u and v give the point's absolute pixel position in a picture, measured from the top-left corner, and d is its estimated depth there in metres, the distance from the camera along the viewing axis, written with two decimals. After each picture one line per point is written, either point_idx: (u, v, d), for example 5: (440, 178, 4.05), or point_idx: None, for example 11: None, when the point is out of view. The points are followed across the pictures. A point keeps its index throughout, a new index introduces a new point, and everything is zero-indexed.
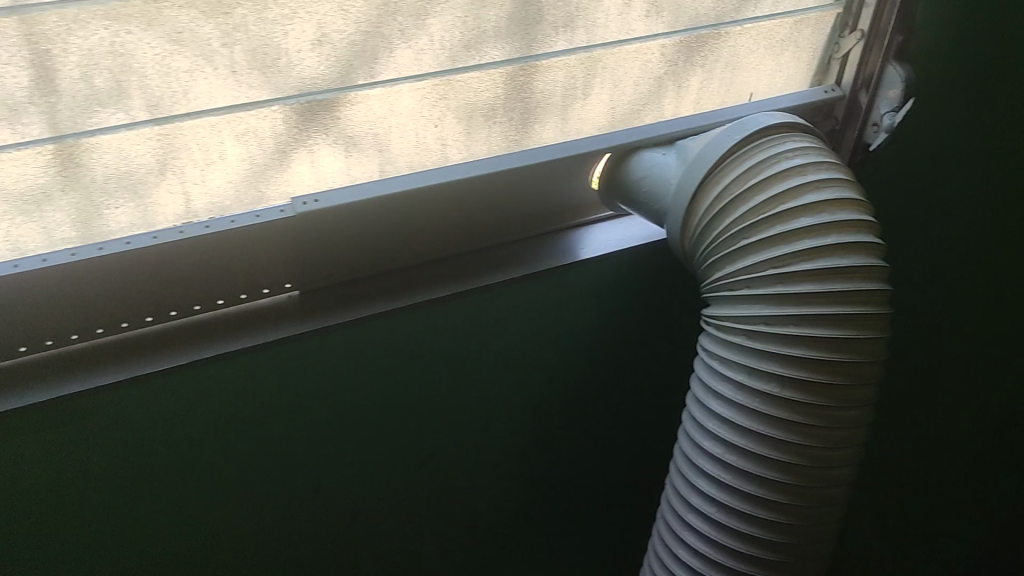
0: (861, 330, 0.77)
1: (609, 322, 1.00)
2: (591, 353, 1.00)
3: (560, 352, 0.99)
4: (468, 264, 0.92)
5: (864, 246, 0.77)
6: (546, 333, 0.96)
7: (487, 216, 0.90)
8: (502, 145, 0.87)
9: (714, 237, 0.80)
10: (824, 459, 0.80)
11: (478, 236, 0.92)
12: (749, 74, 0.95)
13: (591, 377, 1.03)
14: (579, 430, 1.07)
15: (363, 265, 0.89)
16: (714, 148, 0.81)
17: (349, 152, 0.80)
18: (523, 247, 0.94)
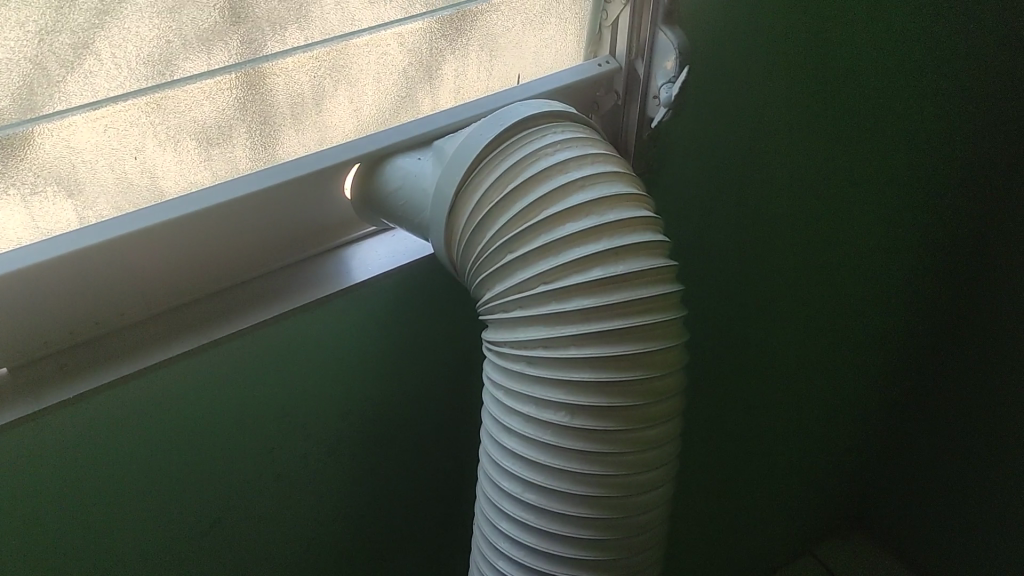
0: (651, 343, 0.68)
1: (401, 353, 0.87)
2: (384, 387, 0.88)
3: (348, 396, 0.86)
4: (223, 306, 0.77)
5: (644, 246, 0.68)
6: (328, 377, 0.83)
7: (227, 252, 0.76)
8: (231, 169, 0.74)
9: (479, 253, 0.70)
10: (633, 487, 0.71)
11: (222, 275, 0.77)
12: (510, 54, 0.85)
13: (393, 413, 0.91)
14: (388, 467, 0.95)
15: (84, 326, 0.72)
16: (468, 147, 0.71)
17: (29, 201, 0.65)
18: (287, 280, 0.80)
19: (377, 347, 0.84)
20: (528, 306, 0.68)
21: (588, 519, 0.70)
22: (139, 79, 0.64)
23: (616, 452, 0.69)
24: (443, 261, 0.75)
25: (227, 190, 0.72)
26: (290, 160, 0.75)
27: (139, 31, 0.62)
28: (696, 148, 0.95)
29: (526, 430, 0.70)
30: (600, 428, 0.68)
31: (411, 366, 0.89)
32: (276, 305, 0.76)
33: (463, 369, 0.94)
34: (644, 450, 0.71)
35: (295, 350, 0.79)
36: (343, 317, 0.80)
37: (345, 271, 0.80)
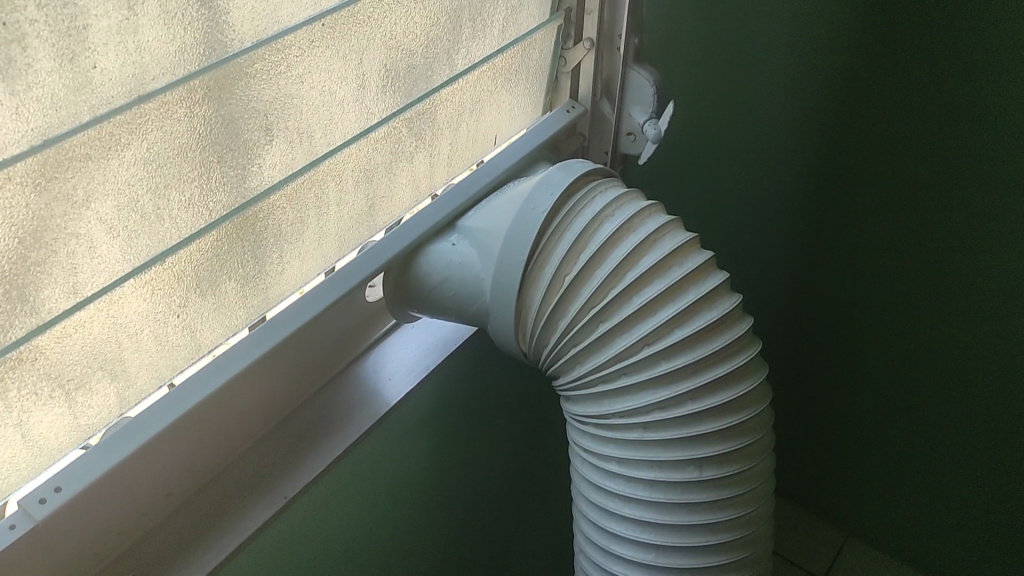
0: (751, 380, 0.68)
1: (452, 453, 0.80)
2: (441, 494, 0.81)
3: (411, 513, 0.78)
4: (286, 442, 0.68)
5: (726, 287, 0.68)
6: (391, 496, 0.75)
7: (270, 394, 0.67)
8: (263, 302, 0.65)
9: (565, 329, 0.67)
10: (753, 522, 0.71)
11: (266, 419, 0.68)
12: (490, 116, 0.80)
13: (449, 521, 0.84)
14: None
15: (159, 503, 0.61)
16: (525, 223, 0.67)
17: (73, 399, 0.54)
18: (335, 400, 0.72)
19: (427, 461, 0.77)
20: (631, 372, 0.66)
21: (722, 563, 0.71)
22: (182, 227, 0.55)
23: (741, 492, 0.69)
24: (502, 346, 0.71)
25: (280, 328, 0.63)
26: (323, 280, 0.67)
27: (181, 171, 0.53)
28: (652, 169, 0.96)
29: (652, 494, 0.68)
30: (727, 473, 0.68)
31: (461, 465, 0.82)
32: (346, 431, 0.69)
33: (496, 464, 0.88)
34: (758, 484, 0.71)
35: (355, 485, 0.71)
36: (392, 436, 0.73)
37: (384, 385, 0.73)
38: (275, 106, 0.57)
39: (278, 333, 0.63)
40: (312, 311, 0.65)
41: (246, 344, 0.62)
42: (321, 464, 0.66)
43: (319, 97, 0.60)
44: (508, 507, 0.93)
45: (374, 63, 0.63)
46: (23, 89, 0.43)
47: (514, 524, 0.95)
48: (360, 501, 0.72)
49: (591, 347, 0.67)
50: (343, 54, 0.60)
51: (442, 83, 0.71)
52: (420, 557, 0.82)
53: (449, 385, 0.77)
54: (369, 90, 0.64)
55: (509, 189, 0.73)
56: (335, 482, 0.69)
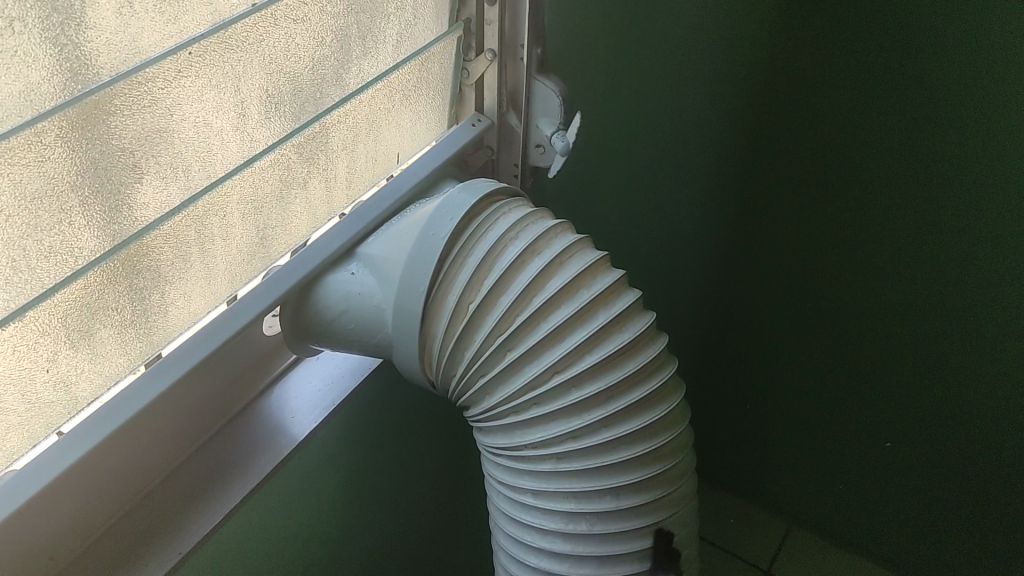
0: (667, 402, 0.66)
1: (364, 487, 0.77)
2: (354, 530, 0.78)
3: (322, 552, 0.75)
4: (186, 489, 0.64)
5: (638, 306, 0.66)
6: (301, 539, 0.72)
7: (159, 442, 0.63)
8: (147, 348, 0.61)
9: (472, 360, 0.64)
10: (677, 547, 0.70)
11: (157, 469, 0.64)
12: (391, 135, 0.77)
13: (366, 554, 0.81)
14: None
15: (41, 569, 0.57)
16: (424, 248, 0.64)
17: None
18: (237, 439, 0.68)
19: (338, 497, 0.74)
20: (542, 402, 0.63)
21: None
22: (43, 279, 0.51)
23: (661, 518, 0.67)
24: (410, 377, 0.68)
25: (164, 375, 0.60)
26: (213, 320, 0.63)
27: (38, 218, 0.49)
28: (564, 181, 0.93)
29: (571, 527, 0.66)
30: (646, 500, 0.66)
31: (375, 498, 0.79)
32: (251, 471, 0.65)
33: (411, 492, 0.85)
34: (679, 507, 0.69)
35: (261, 533, 0.67)
36: (300, 477, 0.69)
37: (288, 422, 0.69)
38: (139, 143, 0.53)
39: (164, 378, 0.60)
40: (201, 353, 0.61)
41: (127, 394, 0.58)
42: (220, 512, 0.63)
43: (194, 130, 0.57)
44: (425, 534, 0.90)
45: (255, 88, 0.60)
46: None
47: (434, 549, 0.93)
48: (268, 551, 0.69)
49: (500, 378, 0.64)
50: (217, 82, 0.57)
51: (334, 104, 0.68)
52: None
53: (358, 420, 0.74)
54: (251, 116, 0.61)
55: (411, 213, 0.69)
56: (239, 532, 0.65)
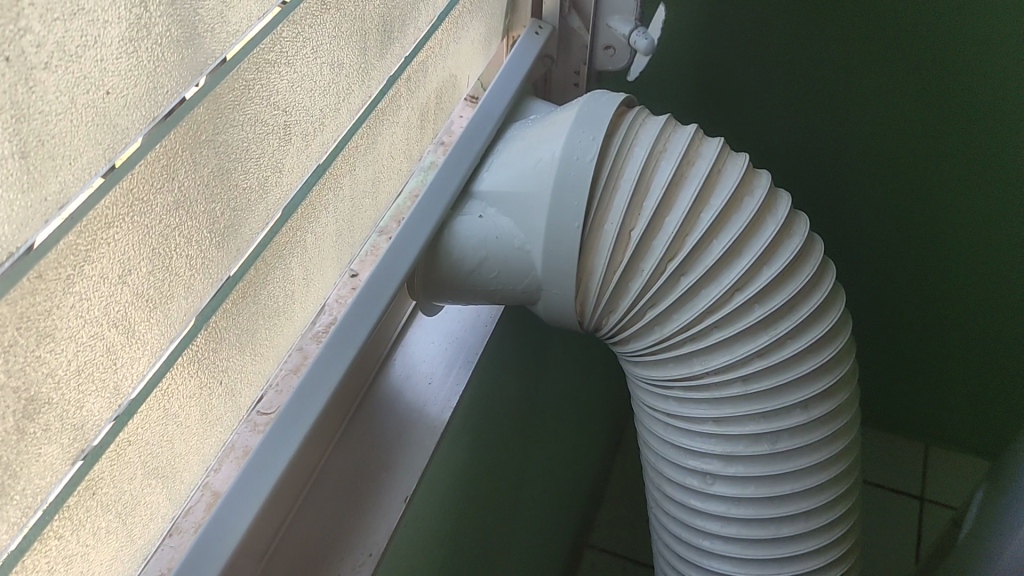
0: (838, 305, 0.62)
1: (485, 435, 0.72)
2: (479, 479, 0.73)
3: (457, 508, 0.70)
4: (347, 475, 0.57)
5: (795, 210, 0.62)
6: (445, 502, 0.66)
7: (324, 428, 0.55)
8: (294, 332, 0.53)
9: (643, 289, 0.59)
10: (852, 449, 0.66)
11: (320, 456, 0.56)
12: (462, 53, 0.69)
13: (485, 501, 0.77)
14: (488, 552, 0.81)
15: None
16: (574, 178, 0.57)
17: (143, 502, 0.42)
18: (380, 415, 0.61)
19: (469, 451, 0.69)
20: (725, 323, 0.58)
21: (828, 501, 0.65)
22: (213, 276, 0.42)
23: (841, 423, 0.64)
24: (560, 320, 0.63)
25: (341, 356, 0.52)
26: (367, 282, 0.55)
27: (212, 205, 0.41)
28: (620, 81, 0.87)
29: (758, 450, 0.62)
30: (831, 407, 0.62)
31: (492, 441, 0.74)
32: (414, 447, 0.59)
33: (512, 440, 0.80)
34: (852, 410, 0.65)
35: (423, 508, 0.62)
36: (447, 443, 0.63)
37: (426, 390, 0.63)
38: (287, 100, 0.44)
39: (336, 365, 0.51)
40: (366, 330, 0.53)
41: (311, 383, 0.50)
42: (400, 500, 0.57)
43: (328, 74, 0.48)
44: (517, 481, 0.85)
45: (374, 17, 0.51)
46: (64, 144, 0.31)
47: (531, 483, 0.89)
48: (422, 532, 0.63)
49: (674, 307, 0.59)
50: (346, 12, 0.48)
51: (429, 25, 0.59)
52: (466, 545, 0.74)
53: (485, 372, 0.68)
54: (370, 49, 0.52)
55: (528, 137, 0.62)
56: (408, 521, 0.59)
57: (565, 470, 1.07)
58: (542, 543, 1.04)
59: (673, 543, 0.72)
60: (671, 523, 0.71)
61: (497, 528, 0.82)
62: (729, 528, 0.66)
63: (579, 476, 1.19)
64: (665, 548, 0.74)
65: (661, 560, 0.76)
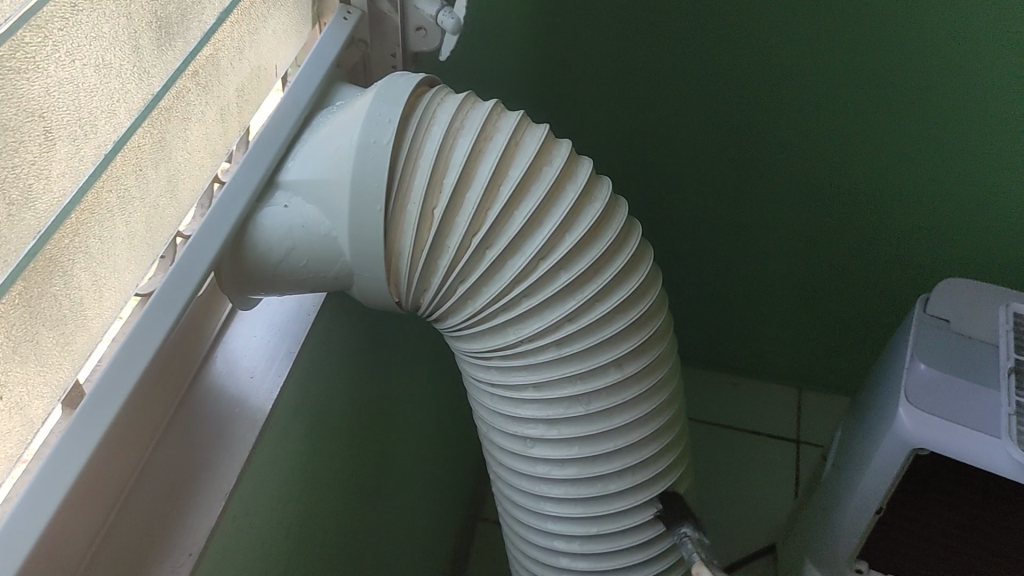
0: (645, 265, 0.65)
1: (326, 422, 0.72)
2: (324, 467, 0.73)
3: (301, 498, 0.70)
4: (167, 477, 0.57)
5: (596, 176, 0.63)
6: (283, 491, 0.67)
7: (136, 426, 0.55)
8: (95, 333, 0.52)
9: (450, 265, 0.60)
10: (673, 402, 0.69)
11: (136, 454, 0.56)
12: (267, 44, 0.68)
13: (338, 487, 0.77)
14: (349, 537, 0.82)
15: None
16: (372, 161, 0.57)
17: None
18: (200, 414, 0.61)
19: (307, 440, 0.69)
20: (533, 291, 0.60)
21: (653, 454, 0.68)
22: None
23: (659, 377, 0.66)
24: (378, 304, 0.63)
25: (142, 348, 0.51)
26: (168, 277, 0.55)
27: None
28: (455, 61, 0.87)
29: (580, 410, 0.64)
30: (647, 362, 0.65)
31: (336, 429, 0.75)
32: (233, 444, 0.59)
33: (363, 424, 0.81)
34: (670, 363, 0.68)
35: (254, 499, 0.62)
36: (274, 433, 0.64)
37: (249, 383, 0.63)
38: (44, 104, 0.44)
39: (134, 364, 0.51)
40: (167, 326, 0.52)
41: (108, 381, 0.50)
42: (222, 490, 0.57)
43: (96, 74, 0.47)
44: (378, 462, 0.87)
45: (145, 16, 0.51)
46: None
47: (390, 463, 0.90)
48: (258, 522, 0.63)
49: (483, 280, 0.60)
50: (105, 9, 0.47)
51: (215, 20, 0.58)
52: (321, 531, 0.75)
53: (313, 361, 0.68)
54: (144, 47, 0.51)
55: (330, 125, 0.62)
56: (234, 515, 0.59)
57: (436, 447, 1.08)
58: (418, 522, 1.06)
59: (517, 509, 0.74)
60: (512, 491, 0.73)
61: (361, 509, 0.84)
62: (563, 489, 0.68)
63: (456, 451, 1.22)
64: (511, 515, 0.77)
65: (509, 525, 0.79)
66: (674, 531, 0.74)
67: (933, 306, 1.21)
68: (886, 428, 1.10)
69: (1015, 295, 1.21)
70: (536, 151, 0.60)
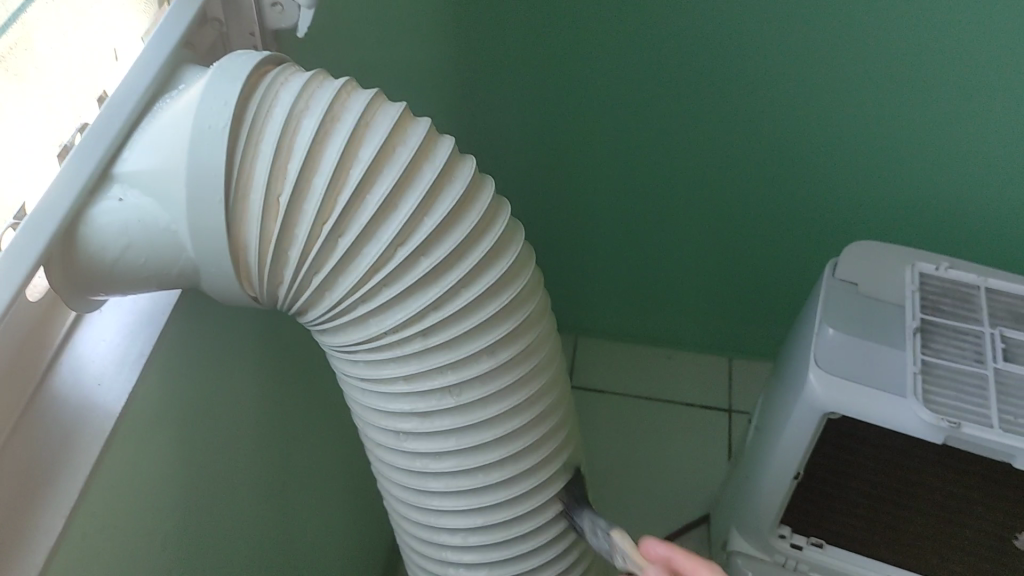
0: (515, 246, 0.62)
1: (195, 427, 0.68)
2: (196, 473, 0.69)
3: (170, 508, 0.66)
4: (8, 496, 0.52)
5: (458, 154, 0.60)
6: (146, 504, 0.62)
7: None
8: None
9: (301, 257, 0.56)
10: (553, 387, 0.67)
11: None
12: (101, 25, 0.63)
13: (217, 491, 0.73)
14: (237, 542, 0.78)
15: None
16: (208, 149, 0.53)
17: None
18: (41, 426, 0.56)
19: (172, 447, 0.65)
20: (392, 280, 0.57)
21: (535, 442, 0.67)
22: None
23: (535, 363, 0.64)
24: (231, 301, 0.59)
25: None
26: None
27: None
28: (324, 37, 0.83)
29: (453, 401, 0.61)
30: (521, 348, 0.62)
31: (209, 433, 0.71)
32: (79, 461, 0.55)
33: (244, 423, 0.77)
34: (548, 347, 0.66)
35: (105, 516, 0.58)
36: (126, 445, 0.59)
37: (95, 391, 0.58)
38: None
39: None
40: None
41: None
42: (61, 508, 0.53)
43: None
44: (266, 462, 0.83)
45: None
46: None
47: (281, 461, 0.86)
48: (113, 538, 0.59)
49: (337, 271, 0.56)
50: None
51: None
52: (199, 540, 0.71)
53: (170, 364, 0.64)
54: None
55: (165, 111, 0.58)
56: (79, 534, 0.55)
57: (338, 439, 1.05)
58: (323, 516, 1.02)
59: (401, 504, 0.72)
60: (395, 486, 0.70)
61: (249, 513, 0.80)
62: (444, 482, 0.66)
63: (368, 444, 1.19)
64: (397, 510, 0.74)
65: (396, 518, 0.75)
66: (562, 505, 0.72)
67: (840, 268, 1.20)
68: (796, 397, 1.09)
69: (919, 254, 1.21)
70: (389, 129, 0.56)
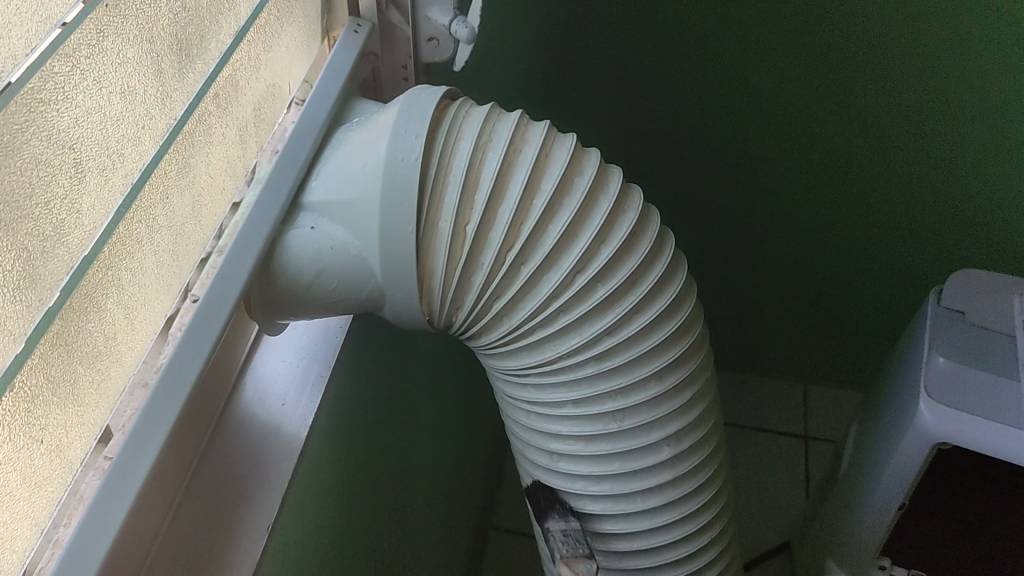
0: (679, 275, 0.63)
1: (357, 447, 0.71)
2: (357, 491, 0.72)
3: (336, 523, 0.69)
4: (203, 515, 0.55)
5: (627, 186, 0.62)
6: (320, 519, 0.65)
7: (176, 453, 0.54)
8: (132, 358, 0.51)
9: (485, 283, 0.58)
10: (709, 412, 0.68)
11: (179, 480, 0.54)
12: (280, 59, 0.66)
13: (369, 509, 0.76)
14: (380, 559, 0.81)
15: None
16: (402, 181, 0.55)
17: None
18: (234, 444, 0.59)
19: (340, 466, 0.68)
20: (569, 306, 0.59)
21: (693, 466, 0.67)
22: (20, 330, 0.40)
23: (695, 388, 0.65)
24: (410, 323, 0.62)
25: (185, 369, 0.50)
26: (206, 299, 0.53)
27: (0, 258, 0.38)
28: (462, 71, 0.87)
29: (620, 424, 0.63)
30: (684, 373, 0.64)
31: (367, 452, 0.73)
32: (272, 472, 0.58)
33: (390, 445, 0.80)
34: (704, 374, 0.67)
35: (292, 529, 0.60)
36: (308, 460, 0.62)
37: (281, 411, 0.61)
38: (75, 140, 0.42)
39: (178, 391, 0.49)
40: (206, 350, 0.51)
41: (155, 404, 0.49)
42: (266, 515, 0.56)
43: (122, 101, 0.46)
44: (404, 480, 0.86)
45: (166, 38, 0.49)
46: None
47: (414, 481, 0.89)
48: (296, 551, 0.61)
49: (519, 297, 0.59)
50: (131, 36, 0.46)
51: (233, 38, 0.57)
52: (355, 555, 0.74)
53: (341, 387, 0.66)
54: (167, 70, 0.50)
55: (352, 144, 0.61)
56: (275, 544, 0.58)
57: (452, 461, 1.08)
58: (440, 536, 1.05)
59: None
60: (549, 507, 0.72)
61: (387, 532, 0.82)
62: (601, 503, 0.67)
63: (474, 464, 1.22)
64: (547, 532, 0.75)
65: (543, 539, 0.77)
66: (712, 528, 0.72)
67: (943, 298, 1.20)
68: (904, 426, 1.09)
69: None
70: (569, 164, 0.59)
